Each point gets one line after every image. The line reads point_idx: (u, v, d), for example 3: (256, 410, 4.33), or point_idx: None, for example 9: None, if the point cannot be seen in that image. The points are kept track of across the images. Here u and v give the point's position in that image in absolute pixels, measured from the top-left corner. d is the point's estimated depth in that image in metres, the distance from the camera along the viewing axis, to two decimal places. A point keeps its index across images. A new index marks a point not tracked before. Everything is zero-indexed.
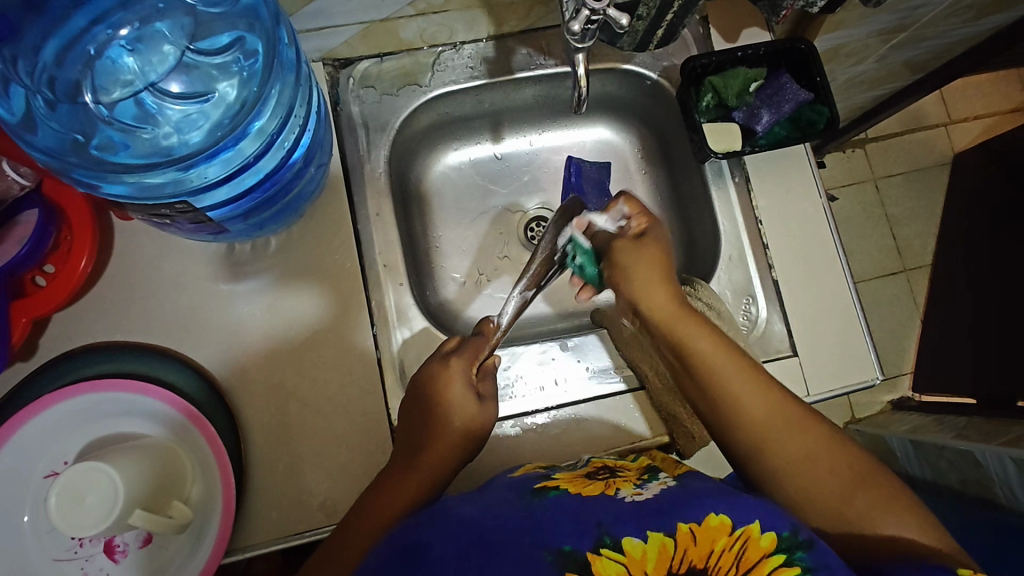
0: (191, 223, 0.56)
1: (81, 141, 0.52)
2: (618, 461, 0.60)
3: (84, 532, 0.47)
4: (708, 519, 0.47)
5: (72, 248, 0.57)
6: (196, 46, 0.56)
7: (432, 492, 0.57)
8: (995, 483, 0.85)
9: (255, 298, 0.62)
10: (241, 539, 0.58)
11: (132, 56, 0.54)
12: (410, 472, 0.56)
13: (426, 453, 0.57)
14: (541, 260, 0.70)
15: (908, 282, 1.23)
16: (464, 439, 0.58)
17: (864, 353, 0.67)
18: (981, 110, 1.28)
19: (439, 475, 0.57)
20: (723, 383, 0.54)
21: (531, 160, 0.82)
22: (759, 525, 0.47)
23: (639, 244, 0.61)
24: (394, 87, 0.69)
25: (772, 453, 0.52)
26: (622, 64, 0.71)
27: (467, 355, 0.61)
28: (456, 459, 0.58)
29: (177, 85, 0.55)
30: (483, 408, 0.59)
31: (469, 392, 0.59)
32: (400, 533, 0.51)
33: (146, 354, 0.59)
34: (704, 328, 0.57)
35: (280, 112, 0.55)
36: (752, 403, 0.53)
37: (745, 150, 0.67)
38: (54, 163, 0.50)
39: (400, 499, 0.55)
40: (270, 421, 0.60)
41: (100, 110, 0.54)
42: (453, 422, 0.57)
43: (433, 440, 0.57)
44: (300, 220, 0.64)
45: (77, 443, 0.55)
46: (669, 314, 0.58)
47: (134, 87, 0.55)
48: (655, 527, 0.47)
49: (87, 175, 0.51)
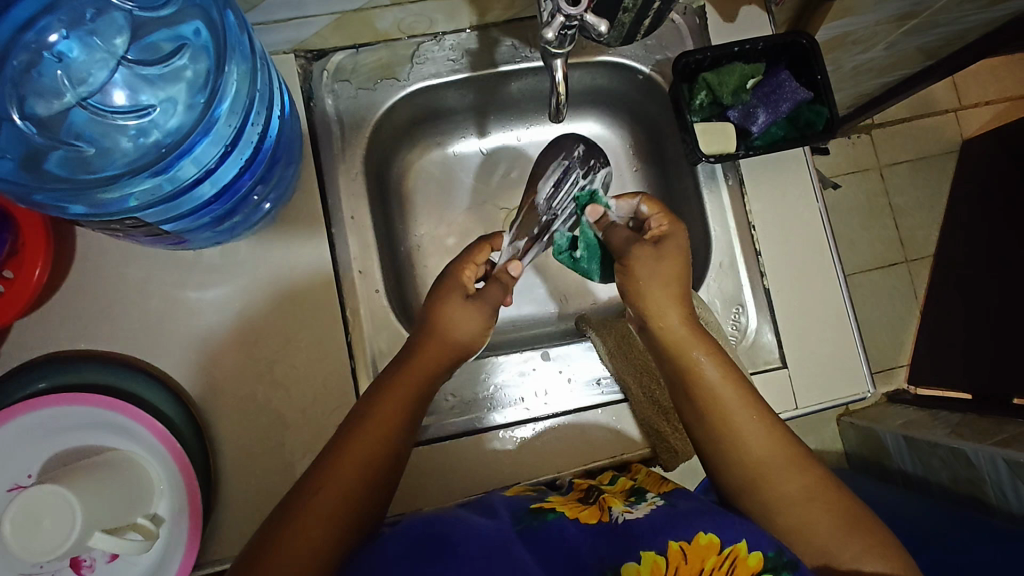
0: (146, 236, 0.55)
1: (24, 161, 0.50)
2: (601, 484, 0.58)
3: (39, 557, 0.45)
4: (698, 538, 0.47)
5: (26, 254, 0.54)
6: (131, 55, 0.54)
7: (383, 482, 0.51)
8: (987, 484, 0.84)
9: (223, 306, 0.60)
10: (212, 552, 0.56)
11: (62, 66, 0.53)
12: (345, 458, 0.50)
13: (361, 432, 0.51)
14: (526, 213, 0.69)
15: (909, 275, 1.20)
16: (402, 408, 0.54)
17: (856, 366, 0.64)
18: (993, 95, 1.23)
19: (395, 452, 0.52)
20: (734, 416, 0.54)
21: (518, 156, 0.78)
22: (746, 545, 0.47)
23: (659, 254, 0.59)
24: (371, 80, 0.66)
25: (774, 493, 0.51)
26: (599, 56, 0.67)
27: (462, 261, 0.62)
28: (399, 436, 0.53)
29: (119, 98, 0.54)
30: (433, 347, 0.57)
31: (460, 292, 0.60)
32: (416, 527, 0.50)
33: (107, 364, 0.56)
34: (709, 355, 0.56)
35: (238, 104, 0.53)
36: (747, 432, 0.53)
37: (740, 153, 0.64)
38: (13, 188, 0.48)
39: (366, 474, 0.50)
40: (242, 433, 0.58)
41: (27, 126, 0.52)
42: (388, 394, 0.54)
43: (368, 418, 0.52)
44: (271, 223, 0.61)
45: (38, 458, 0.53)
46: (681, 337, 0.57)
47: (67, 101, 0.53)
48: (648, 546, 0.47)
49: (49, 198, 0.48)
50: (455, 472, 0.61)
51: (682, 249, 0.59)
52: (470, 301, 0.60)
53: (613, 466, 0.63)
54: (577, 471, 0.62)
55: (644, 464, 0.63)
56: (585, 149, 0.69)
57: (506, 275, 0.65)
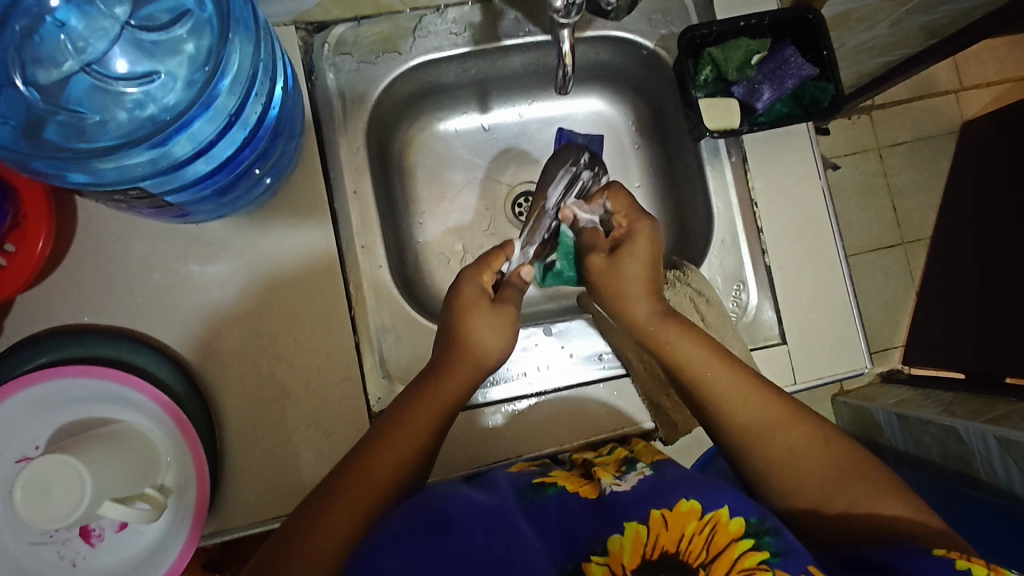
0: (149, 208, 0.55)
1: (25, 128, 0.50)
2: (600, 458, 0.59)
3: (50, 526, 0.46)
4: (680, 506, 0.47)
5: (27, 228, 0.54)
6: (134, 23, 0.54)
7: (407, 479, 0.52)
8: (977, 460, 0.85)
9: (227, 280, 0.59)
10: (220, 522, 0.57)
11: (64, 32, 0.52)
12: (377, 461, 0.51)
13: (392, 437, 0.52)
14: (534, 222, 0.70)
15: (906, 255, 1.21)
16: (432, 418, 0.55)
17: (854, 342, 0.65)
18: (994, 76, 1.23)
19: (426, 444, 0.54)
20: (738, 397, 0.53)
21: (520, 132, 0.78)
22: (727, 511, 0.46)
23: (613, 264, 0.60)
24: (373, 53, 0.65)
25: (773, 468, 0.52)
26: (586, 31, 0.67)
27: (479, 266, 0.63)
28: (432, 441, 0.54)
29: (121, 66, 0.54)
30: (456, 351, 0.58)
31: (482, 301, 0.60)
32: (430, 498, 0.50)
33: (113, 338, 0.57)
34: (684, 334, 0.57)
35: (241, 79, 0.52)
36: (749, 415, 0.53)
37: (744, 128, 0.64)
38: (14, 156, 0.47)
39: (387, 468, 0.51)
40: (246, 405, 0.58)
41: (30, 93, 0.51)
42: (425, 402, 0.55)
43: (403, 423, 0.54)
44: (272, 198, 0.61)
45: (44, 430, 0.54)
46: (648, 326, 0.58)
47: (67, 68, 0.53)
48: (631, 516, 0.47)
49: (48, 166, 0.48)
50: (457, 445, 0.62)
51: (646, 238, 0.61)
52: (495, 308, 0.60)
53: (613, 440, 0.64)
54: (579, 444, 0.63)
55: (645, 437, 0.64)
56: (590, 156, 0.70)
57: (517, 279, 0.65)
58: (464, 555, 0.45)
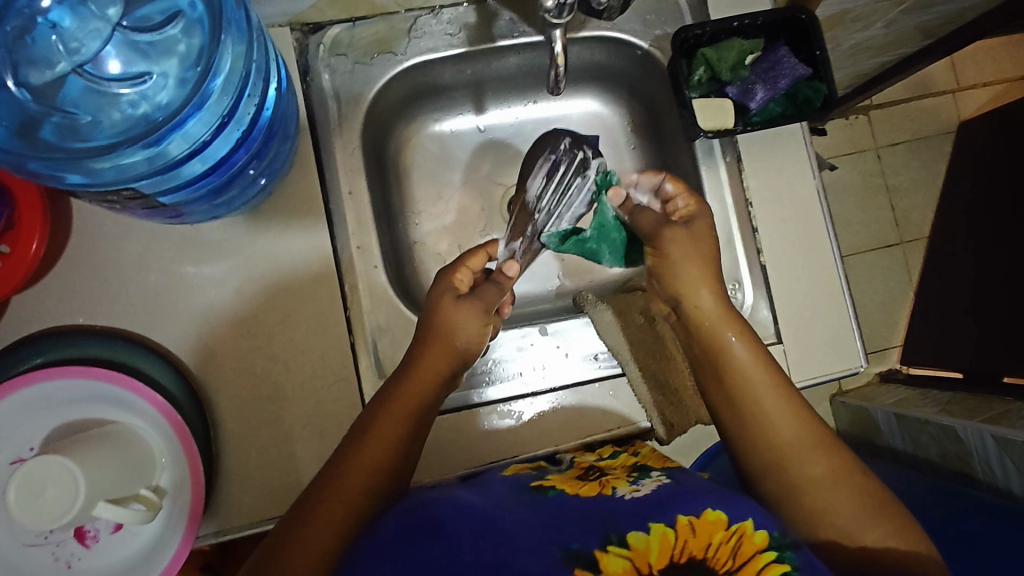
0: (143, 208, 0.55)
1: (21, 129, 0.50)
2: (602, 459, 0.60)
3: (45, 525, 0.46)
4: (706, 514, 0.47)
5: (21, 230, 0.54)
6: (127, 24, 0.54)
7: (391, 478, 0.52)
8: (975, 459, 0.85)
9: (222, 280, 0.60)
10: (216, 523, 0.57)
11: (55, 33, 0.52)
12: (353, 462, 0.51)
13: (371, 436, 0.53)
14: (518, 215, 0.71)
15: (903, 255, 1.21)
16: (406, 417, 0.54)
17: (850, 341, 0.65)
18: (991, 76, 1.23)
19: (405, 440, 0.54)
20: (778, 420, 0.53)
21: (515, 133, 0.78)
22: (752, 524, 0.47)
23: (690, 242, 0.60)
24: (368, 55, 0.65)
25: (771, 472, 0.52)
26: (579, 32, 0.67)
27: (454, 265, 0.63)
28: (411, 436, 0.54)
29: (114, 67, 0.54)
30: (429, 343, 0.58)
31: (449, 294, 0.60)
32: (420, 501, 0.50)
33: (107, 338, 0.57)
34: (741, 336, 0.57)
35: (233, 80, 0.52)
36: (787, 424, 0.53)
37: (738, 128, 0.65)
38: (9, 157, 0.47)
39: (362, 471, 0.51)
40: (242, 405, 0.58)
41: (22, 94, 0.51)
42: (401, 397, 0.55)
43: (376, 422, 0.53)
44: (267, 199, 0.61)
45: (38, 432, 0.54)
46: (714, 319, 0.58)
47: (60, 70, 0.52)
48: (657, 518, 0.47)
49: (44, 168, 0.48)
50: (454, 446, 0.62)
51: (710, 230, 0.61)
52: (462, 300, 0.60)
53: (609, 440, 0.64)
54: (575, 444, 0.63)
55: (640, 437, 0.64)
56: (570, 140, 0.68)
57: (501, 275, 0.64)
58: (454, 554, 0.45)
